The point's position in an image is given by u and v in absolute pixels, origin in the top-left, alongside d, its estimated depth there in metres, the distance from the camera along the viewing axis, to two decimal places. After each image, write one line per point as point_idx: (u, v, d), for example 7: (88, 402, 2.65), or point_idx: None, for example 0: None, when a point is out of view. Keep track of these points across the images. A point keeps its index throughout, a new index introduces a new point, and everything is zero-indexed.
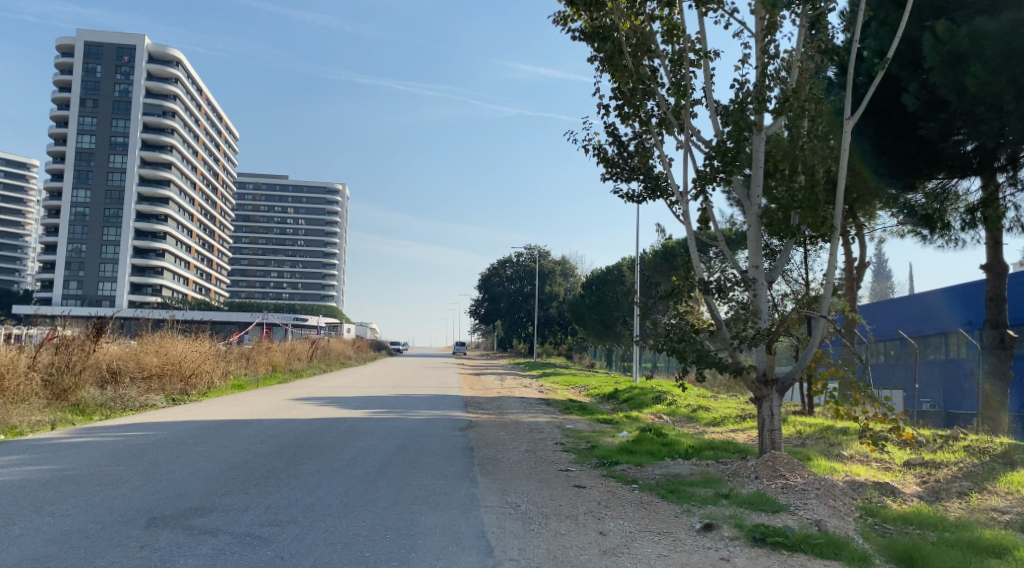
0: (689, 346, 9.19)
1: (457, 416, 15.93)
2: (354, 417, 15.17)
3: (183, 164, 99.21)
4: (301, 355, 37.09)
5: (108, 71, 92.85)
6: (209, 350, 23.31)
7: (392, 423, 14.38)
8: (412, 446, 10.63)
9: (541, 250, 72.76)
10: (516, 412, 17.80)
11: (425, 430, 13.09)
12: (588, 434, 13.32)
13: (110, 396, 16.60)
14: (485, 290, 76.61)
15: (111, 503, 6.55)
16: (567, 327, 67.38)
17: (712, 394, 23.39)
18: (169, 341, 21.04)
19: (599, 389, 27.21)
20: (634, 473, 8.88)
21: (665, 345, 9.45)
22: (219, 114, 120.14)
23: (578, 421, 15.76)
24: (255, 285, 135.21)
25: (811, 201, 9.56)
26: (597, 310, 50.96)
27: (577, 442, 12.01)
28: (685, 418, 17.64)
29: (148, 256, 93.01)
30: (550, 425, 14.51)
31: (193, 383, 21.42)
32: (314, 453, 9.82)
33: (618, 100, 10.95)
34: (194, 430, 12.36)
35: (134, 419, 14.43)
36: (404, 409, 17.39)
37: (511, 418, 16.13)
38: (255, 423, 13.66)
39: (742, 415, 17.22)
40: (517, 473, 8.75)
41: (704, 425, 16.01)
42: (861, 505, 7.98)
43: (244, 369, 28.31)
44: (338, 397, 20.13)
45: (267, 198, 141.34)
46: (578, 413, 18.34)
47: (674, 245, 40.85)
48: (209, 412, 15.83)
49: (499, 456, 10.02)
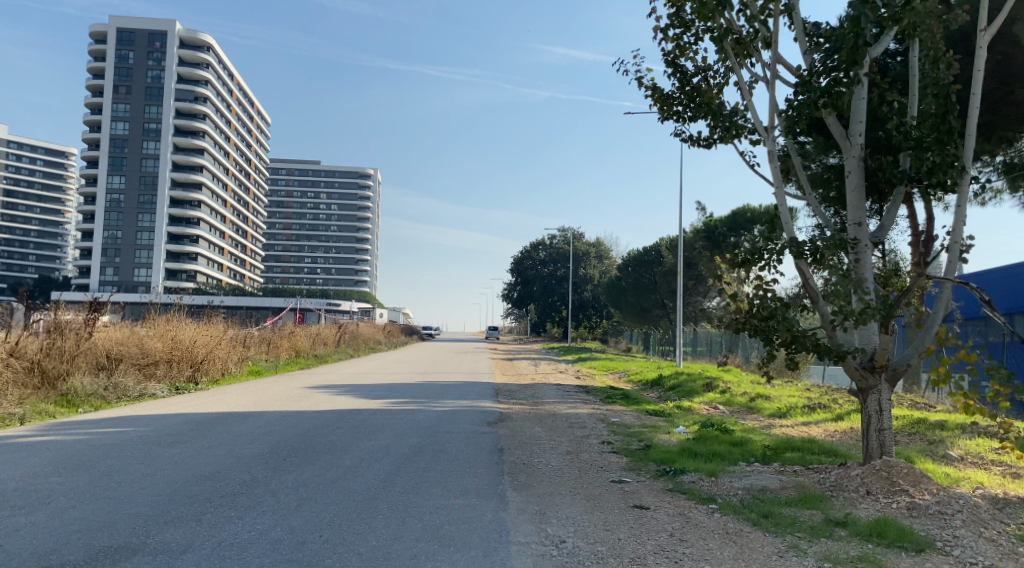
0: (781, 325, 7.13)
1: (488, 406, 14.12)
2: (371, 409, 13.39)
3: (215, 149, 98.54)
4: (327, 340, 35.59)
5: (140, 57, 92.17)
6: (222, 334, 21.72)
7: (412, 417, 12.52)
8: (430, 447, 8.84)
9: (576, 231, 70.66)
10: (553, 401, 15.91)
11: (448, 425, 11.22)
12: (637, 429, 11.43)
13: (105, 384, 15.01)
14: (518, 273, 74.45)
15: (8, 538, 4.85)
16: (602, 311, 65.24)
17: (767, 383, 21.33)
18: (177, 325, 19.45)
19: (639, 375, 25.27)
20: (709, 487, 6.95)
21: (743, 323, 7.48)
22: (251, 100, 119.39)
23: (626, 413, 13.84)
24: (289, 271, 135.31)
25: (936, 140, 7.37)
26: (634, 293, 48.89)
27: (627, 440, 10.15)
28: (743, 410, 15.67)
29: (183, 241, 92.62)
30: (594, 419, 12.56)
31: (204, 369, 19.82)
32: (310, 457, 8.06)
33: (679, 24, 8.90)
34: (183, 425, 10.66)
35: (126, 411, 12.78)
36: (429, 398, 15.57)
37: (548, 409, 14.27)
38: (257, 416, 11.94)
39: (810, 406, 15.17)
40: (560, 487, 6.87)
41: (771, 419, 13.96)
42: (1020, 533, 5.93)
43: (262, 354, 26.74)
44: (358, 385, 18.38)
45: (299, 183, 140.68)
46: (622, 403, 16.46)
47: (716, 223, 38.85)
48: (212, 403, 14.13)
49: (536, 462, 8.20)
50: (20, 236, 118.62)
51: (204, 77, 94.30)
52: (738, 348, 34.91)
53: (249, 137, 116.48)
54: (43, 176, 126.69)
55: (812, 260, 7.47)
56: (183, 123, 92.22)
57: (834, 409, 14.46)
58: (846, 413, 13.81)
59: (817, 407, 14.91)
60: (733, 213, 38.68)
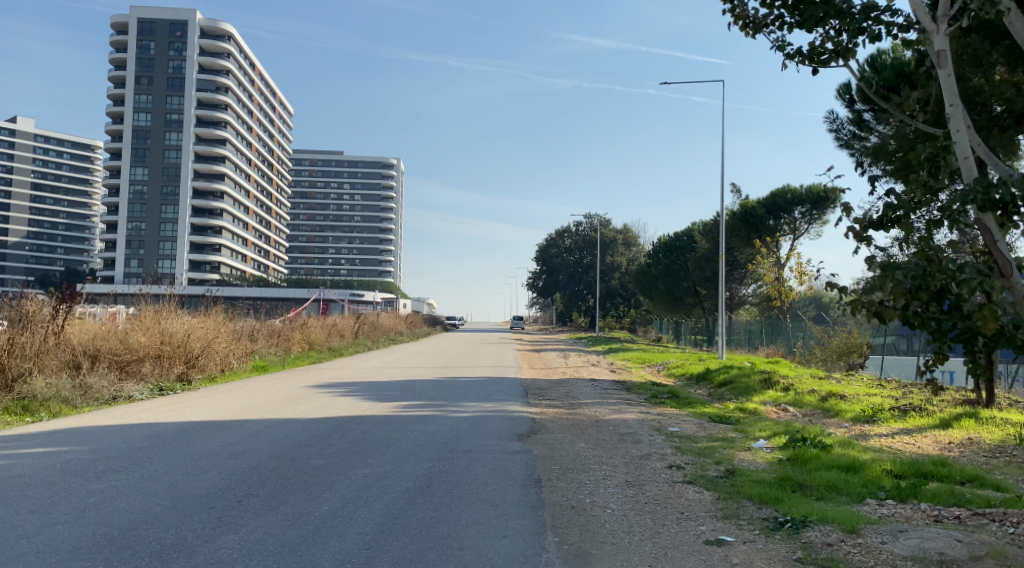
0: (983, 309, 4.70)
1: (517, 411, 11.80)
2: (378, 416, 11.09)
3: (238, 140, 96.98)
4: (344, 333, 33.46)
5: (162, 47, 90.71)
6: (221, 325, 19.64)
7: (428, 425, 10.28)
8: (444, 478, 6.60)
9: (602, 217, 68.06)
10: (592, 403, 13.51)
11: (471, 438, 8.99)
12: (705, 444, 9.15)
13: (72, 385, 12.80)
14: (542, 261, 71.66)
15: None
16: (630, 300, 63.17)
17: (832, 379, 19.00)
18: (168, 317, 17.37)
19: (680, 368, 23.02)
20: (860, 556, 4.69)
21: (904, 306, 5.11)
22: (273, 91, 117.83)
23: (685, 420, 11.46)
24: (312, 262, 133.97)
25: None
26: (665, 281, 46.33)
27: (701, 462, 7.86)
28: (819, 413, 13.35)
29: (206, 232, 91.23)
30: (648, 429, 10.32)
31: (199, 365, 17.72)
32: (282, 496, 5.90)
33: None
34: (136, 441, 8.44)
35: (85, 420, 10.52)
36: (447, 401, 13.26)
37: (589, 415, 11.94)
38: (237, 428, 9.68)
39: (900, 408, 12.89)
40: (634, 559, 4.66)
41: (857, 425, 11.71)
42: None
43: (270, 347, 24.69)
44: (370, 384, 16.10)
45: (322, 173, 138.90)
46: (673, 404, 14.17)
47: (754, 205, 36.30)
48: (191, 408, 11.86)
49: (590, 506, 5.94)
50: (48, 230, 118.04)
51: (225, 66, 92.56)
52: (779, 337, 32.43)
53: (272, 127, 114.83)
54: (70, 169, 125.77)
55: (1003, 210, 5.06)
56: (204, 114, 90.65)
57: (933, 413, 12.13)
58: (952, 418, 11.48)
59: (911, 410, 12.56)
60: (773, 194, 36.15)
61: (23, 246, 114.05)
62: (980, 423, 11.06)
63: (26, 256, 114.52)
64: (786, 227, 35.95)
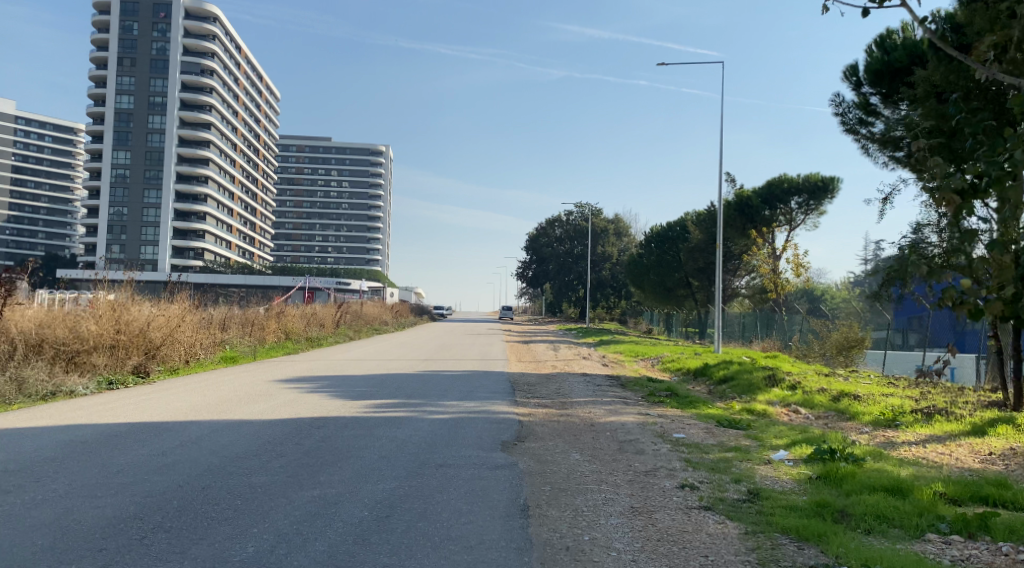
0: None
1: (502, 413, 10.52)
2: (345, 418, 9.74)
3: (223, 124, 94.73)
4: (324, 322, 32.04)
5: (145, 29, 88.37)
6: (185, 313, 18.21)
7: (401, 429, 8.98)
8: (410, 507, 5.36)
9: (594, 207, 66.64)
10: (585, 403, 12.25)
11: (447, 447, 7.70)
12: (718, 457, 7.94)
13: (2, 379, 11.37)
14: (532, 251, 70.24)
15: None
16: (621, 290, 62.08)
17: (838, 376, 17.88)
18: (124, 304, 15.93)
19: (676, 362, 21.84)
20: None
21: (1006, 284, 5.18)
22: (260, 75, 115.38)
23: (689, 424, 10.26)
24: (299, 250, 132.05)
25: None
26: (657, 271, 45.21)
27: (717, 481, 6.66)
28: (834, 416, 12.21)
29: (190, 218, 89.31)
30: (652, 436, 9.09)
31: (158, 356, 16.32)
32: (200, 532, 4.64)
33: None
34: (50, 449, 7.12)
35: (8, 420, 9.14)
36: (426, 399, 11.95)
37: (583, 417, 10.69)
38: (179, 433, 8.33)
39: (923, 411, 11.78)
40: None
41: (882, 431, 10.58)
42: None
43: (241, 336, 23.25)
44: (344, 378, 14.76)
45: (309, 160, 136.67)
46: (674, 404, 12.97)
47: (750, 195, 35.19)
48: (135, 406, 10.48)
49: (589, 546, 4.73)
50: (29, 214, 115.70)
51: (211, 49, 90.14)
52: (774, 330, 31.34)
53: (258, 113, 112.55)
54: (52, 152, 123.09)
55: None
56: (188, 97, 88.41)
57: (961, 418, 11.06)
58: (984, 423, 10.36)
59: (936, 413, 11.44)
60: (769, 183, 34.93)
61: (4, 230, 111.76)
62: (1017, 430, 9.95)
63: (7, 240, 112.13)
64: (782, 217, 34.83)
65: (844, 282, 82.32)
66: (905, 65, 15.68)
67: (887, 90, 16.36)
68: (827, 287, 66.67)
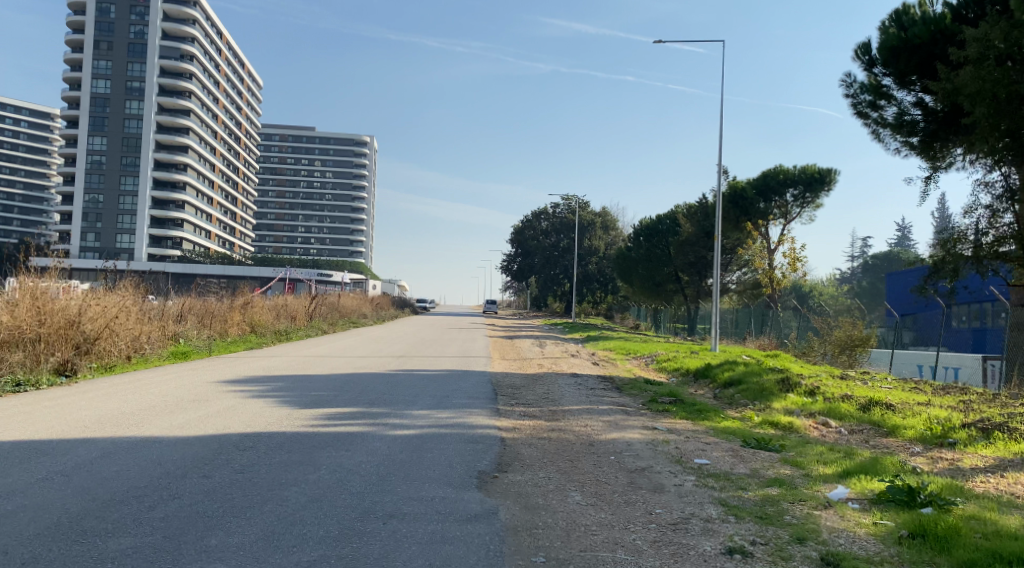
0: None
1: (479, 428, 8.57)
2: (285, 433, 7.80)
3: (203, 111, 91.72)
4: (296, 314, 29.89)
5: (123, 11, 85.24)
6: (129, 302, 16.13)
7: (354, 450, 7.07)
8: None
9: (582, 199, 64.59)
10: (579, 413, 10.33)
11: (404, 482, 5.77)
12: (759, 495, 6.06)
13: None
14: (518, 243, 68.00)
15: None
16: (608, 285, 60.49)
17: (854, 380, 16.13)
18: (49, 291, 13.82)
19: (673, 362, 20.00)
20: None
21: None
22: (242, 61, 112.33)
23: (710, 443, 8.40)
24: (281, 240, 129.47)
25: None
26: (646, 265, 43.41)
27: (776, 542, 4.80)
28: (870, 430, 10.39)
29: (168, 206, 86.54)
30: (667, 461, 7.21)
31: (90, 350, 14.25)
32: None
33: None
34: None
35: None
36: (390, 407, 9.96)
37: (579, 432, 8.79)
38: (53, 459, 6.28)
39: (976, 423, 9.95)
40: None
41: (940, 452, 8.75)
42: None
43: (198, 328, 21.11)
44: (300, 380, 12.73)
45: (292, 149, 133.70)
46: (681, 414, 11.07)
47: (744, 185, 33.25)
48: (28, 415, 8.45)
49: None
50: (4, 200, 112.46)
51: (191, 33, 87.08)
52: (769, 327, 29.58)
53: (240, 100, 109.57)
54: (27, 137, 119.48)
55: None
56: (167, 83, 85.36)
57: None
58: None
59: (994, 426, 9.62)
60: (764, 173, 33.17)
61: None
62: None
63: None
64: (777, 210, 33.11)
65: (832, 278, 81.21)
66: (926, 41, 13.74)
67: (900, 71, 14.45)
68: (815, 283, 65.31)
